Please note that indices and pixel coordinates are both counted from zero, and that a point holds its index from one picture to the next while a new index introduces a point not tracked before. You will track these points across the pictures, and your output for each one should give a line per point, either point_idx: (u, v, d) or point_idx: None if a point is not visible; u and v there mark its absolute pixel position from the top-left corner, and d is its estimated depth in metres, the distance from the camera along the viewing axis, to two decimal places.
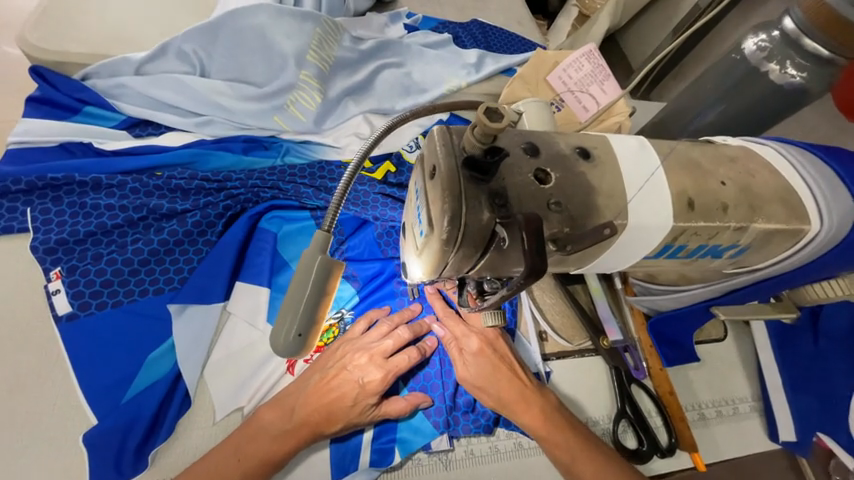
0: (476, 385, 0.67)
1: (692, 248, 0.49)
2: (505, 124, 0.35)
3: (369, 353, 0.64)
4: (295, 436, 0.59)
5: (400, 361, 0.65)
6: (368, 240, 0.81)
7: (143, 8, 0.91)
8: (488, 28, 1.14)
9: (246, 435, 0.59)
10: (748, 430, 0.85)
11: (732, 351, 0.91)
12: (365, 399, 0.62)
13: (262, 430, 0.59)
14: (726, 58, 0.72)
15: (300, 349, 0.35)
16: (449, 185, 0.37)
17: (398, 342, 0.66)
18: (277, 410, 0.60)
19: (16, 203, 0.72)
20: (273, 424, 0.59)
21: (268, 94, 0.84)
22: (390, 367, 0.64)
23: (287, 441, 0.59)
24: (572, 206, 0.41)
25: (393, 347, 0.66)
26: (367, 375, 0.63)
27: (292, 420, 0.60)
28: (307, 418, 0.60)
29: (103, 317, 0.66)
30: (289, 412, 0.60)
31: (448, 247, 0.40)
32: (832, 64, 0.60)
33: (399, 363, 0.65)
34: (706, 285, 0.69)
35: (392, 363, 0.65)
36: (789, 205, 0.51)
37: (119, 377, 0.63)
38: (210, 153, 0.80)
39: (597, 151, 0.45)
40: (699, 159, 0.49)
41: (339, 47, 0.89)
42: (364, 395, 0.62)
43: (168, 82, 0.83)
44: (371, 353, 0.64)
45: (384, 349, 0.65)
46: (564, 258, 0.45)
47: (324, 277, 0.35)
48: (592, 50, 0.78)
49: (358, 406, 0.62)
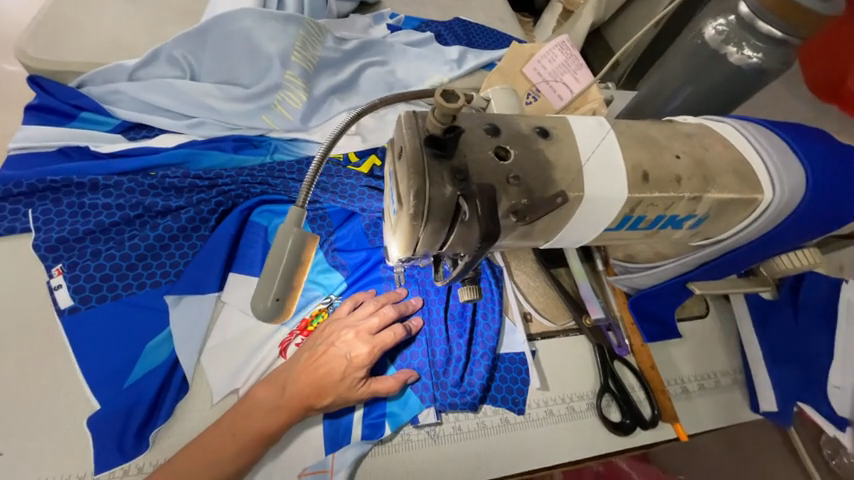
0: None
1: (651, 219, 0.53)
2: (461, 104, 0.39)
3: (356, 330, 0.68)
4: (286, 411, 0.63)
5: (385, 337, 0.69)
6: (356, 231, 0.84)
7: (135, 17, 0.96)
8: (470, 25, 1.18)
9: (241, 413, 0.63)
10: (731, 401, 0.87)
11: (714, 328, 0.93)
12: (353, 373, 0.66)
13: (256, 407, 0.63)
14: (689, 43, 0.74)
15: (279, 314, 0.38)
16: (413, 163, 0.41)
17: (383, 320, 0.70)
18: (270, 388, 0.65)
19: (18, 206, 0.76)
20: (266, 400, 0.64)
21: (256, 94, 0.88)
22: (376, 342, 0.68)
23: (280, 415, 0.63)
24: (530, 179, 0.44)
25: (379, 324, 0.70)
26: (354, 349, 0.67)
27: (284, 396, 0.64)
28: (297, 392, 0.64)
29: (105, 309, 0.70)
30: (281, 388, 0.64)
31: (416, 221, 0.43)
32: (787, 45, 0.65)
33: (385, 338, 0.69)
34: (677, 260, 0.71)
35: (378, 338, 0.69)
36: (742, 176, 0.54)
37: (120, 364, 0.67)
38: (201, 153, 0.84)
39: (555, 130, 0.49)
40: (655, 136, 0.53)
41: (323, 48, 0.93)
42: (352, 368, 0.66)
43: (160, 87, 0.87)
44: (358, 329, 0.68)
45: (370, 326, 0.69)
46: (527, 230, 0.49)
47: (299, 247, 0.38)
48: (565, 42, 0.83)
49: (347, 379, 0.66)
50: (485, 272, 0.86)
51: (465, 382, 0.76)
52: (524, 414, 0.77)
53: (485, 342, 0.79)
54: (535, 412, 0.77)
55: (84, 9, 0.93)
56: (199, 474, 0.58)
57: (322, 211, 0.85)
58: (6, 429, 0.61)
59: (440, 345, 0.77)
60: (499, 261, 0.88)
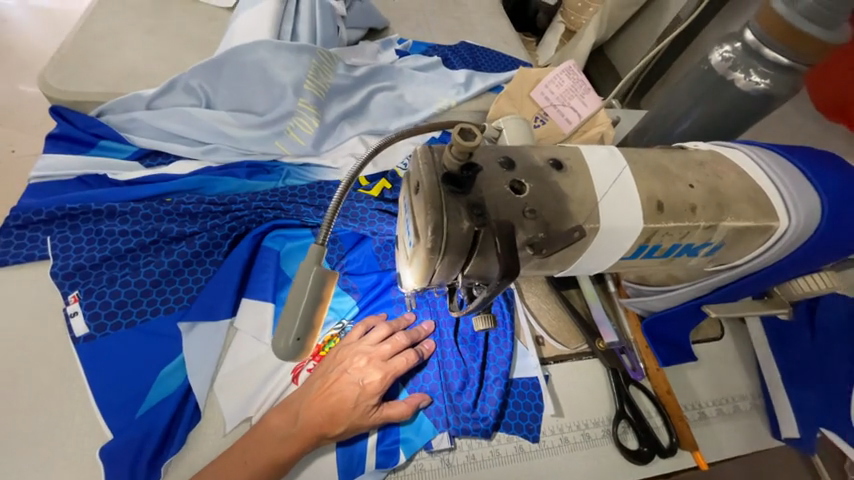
0: None
1: (667, 247, 0.52)
2: (478, 142, 0.39)
3: (368, 356, 0.68)
4: (299, 439, 0.62)
5: (398, 363, 0.69)
6: (367, 253, 0.85)
7: (152, 47, 0.99)
8: (475, 49, 1.21)
9: (254, 441, 0.62)
10: (750, 427, 0.85)
11: (730, 350, 0.92)
12: (366, 401, 0.65)
13: (269, 434, 0.62)
14: (696, 69, 0.75)
15: (300, 352, 0.38)
16: (431, 199, 0.41)
17: (395, 346, 0.70)
18: (283, 415, 0.64)
19: (37, 233, 0.77)
20: (280, 428, 0.63)
21: (269, 121, 0.90)
22: (389, 369, 0.68)
23: (293, 444, 0.62)
24: (546, 212, 0.45)
25: (391, 351, 0.70)
26: (366, 377, 0.66)
27: (297, 424, 0.63)
28: (310, 420, 0.63)
29: (120, 336, 0.70)
30: (294, 416, 0.64)
31: (433, 255, 0.43)
32: (793, 72, 0.66)
33: (398, 364, 0.69)
34: (691, 284, 0.71)
35: (391, 364, 0.68)
36: (757, 203, 0.54)
37: (133, 392, 0.67)
38: (216, 179, 0.86)
39: (569, 162, 0.49)
40: (668, 165, 0.53)
41: (334, 75, 0.95)
42: (365, 396, 0.65)
43: (177, 115, 0.90)
44: (370, 355, 0.68)
45: (382, 353, 0.69)
46: (543, 261, 0.49)
47: (319, 285, 0.38)
48: (572, 66, 0.84)
49: (360, 407, 0.65)
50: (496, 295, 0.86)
51: (478, 408, 0.75)
52: (538, 442, 0.75)
53: (498, 367, 0.78)
54: (549, 440, 0.75)
55: (105, 42, 0.97)
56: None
57: (333, 235, 0.86)
58: (19, 460, 0.61)
59: (452, 367, 0.77)
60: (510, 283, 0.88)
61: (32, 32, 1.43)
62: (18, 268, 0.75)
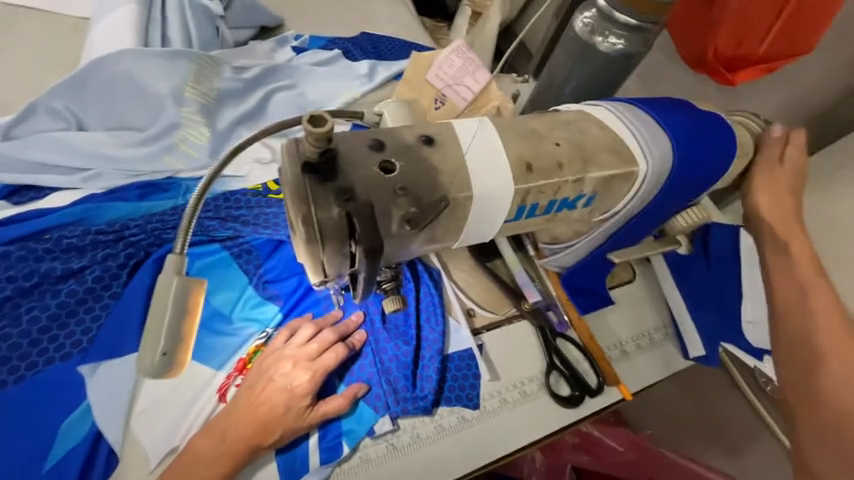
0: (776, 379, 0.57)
1: (545, 205, 0.56)
2: (330, 127, 0.40)
3: (294, 360, 0.68)
4: (229, 458, 0.61)
5: (327, 360, 0.69)
6: (286, 258, 0.80)
7: (6, 70, 0.88)
8: (378, 39, 1.20)
9: (181, 467, 0.61)
10: (664, 354, 0.94)
11: (641, 290, 0.99)
12: (297, 403, 0.66)
13: (196, 460, 0.61)
14: (566, 36, 0.80)
15: (173, 366, 0.37)
16: (295, 191, 0.42)
17: (321, 344, 0.70)
18: (208, 438, 0.63)
19: None
20: (206, 450, 0.62)
21: (153, 136, 0.84)
22: (317, 367, 0.68)
23: (223, 464, 0.61)
24: (418, 188, 0.46)
25: (318, 349, 0.70)
26: (294, 380, 0.67)
27: (224, 443, 0.62)
28: (239, 435, 0.62)
29: (9, 393, 0.64)
30: (221, 437, 0.63)
31: (313, 245, 0.43)
32: (643, 30, 0.73)
33: (327, 360, 0.69)
34: (590, 235, 0.77)
35: (320, 362, 0.69)
36: (618, 153, 0.60)
37: (34, 450, 0.61)
38: (102, 206, 0.78)
39: (440, 136, 0.51)
40: (537, 128, 0.57)
41: (221, 79, 0.90)
42: (295, 399, 0.66)
43: (43, 142, 0.81)
44: (296, 358, 0.68)
45: (308, 353, 0.69)
46: (430, 235, 0.51)
47: (183, 295, 0.37)
48: (460, 46, 0.88)
49: (292, 410, 0.65)
50: (423, 277, 0.86)
51: (416, 388, 0.76)
52: (479, 408, 0.78)
53: (431, 346, 0.79)
54: (489, 404, 0.79)
55: None
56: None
57: (246, 245, 0.81)
58: None
59: (388, 352, 0.77)
60: (435, 263, 0.90)
61: None
62: None
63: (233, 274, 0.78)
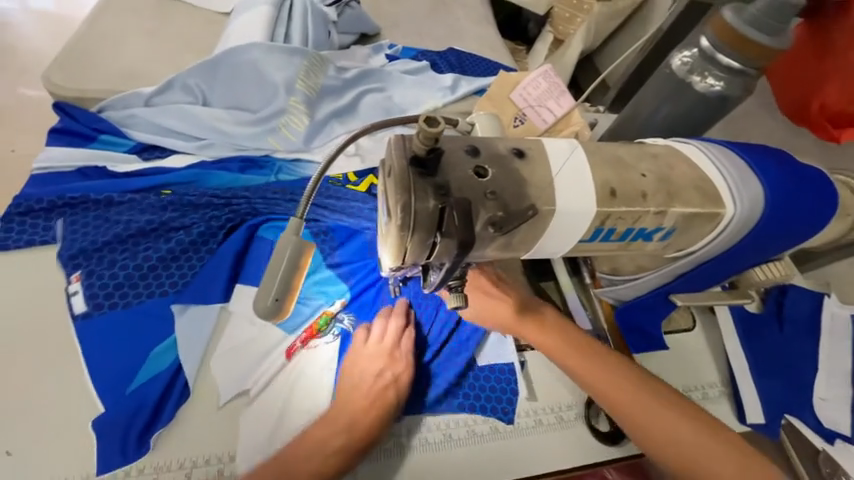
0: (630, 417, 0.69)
1: (622, 231, 0.57)
2: (442, 128, 0.44)
3: (380, 354, 0.73)
4: (362, 442, 0.66)
5: (404, 352, 0.75)
6: (359, 244, 0.87)
7: (154, 48, 1.05)
8: (464, 55, 1.27)
9: (299, 454, 0.64)
10: (719, 413, 0.86)
11: (700, 342, 0.94)
12: (380, 396, 0.70)
13: (318, 450, 0.64)
14: (659, 73, 0.79)
15: (278, 312, 0.43)
16: (400, 180, 0.46)
17: (397, 328, 0.76)
18: (328, 426, 0.66)
19: (38, 220, 0.81)
20: (325, 440, 0.65)
21: (263, 119, 0.95)
22: (403, 360, 0.74)
23: (352, 451, 0.65)
24: (505, 195, 0.49)
25: (394, 344, 0.75)
26: (380, 372, 0.71)
27: (349, 430, 0.66)
28: (358, 424, 0.67)
29: (113, 317, 0.74)
30: (339, 422, 0.67)
31: (404, 232, 0.47)
32: (744, 74, 0.71)
33: (403, 345, 0.75)
34: (656, 271, 0.74)
35: (398, 355, 0.74)
36: (704, 192, 0.59)
37: (126, 370, 0.70)
38: (210, 173, 0.90)
39: (530, 151, 0.54)
40: (623, 156, 0.58)
41: (325, 77, 1.00)
42: (382, 392, 0.70)
43: (175, 112, 0.94)
44: (380, 352, 0.73)
45: (387, 347, 0.74)
46: (507, 241, 0.54)
47: (297, 255, 0.43)
48: (548, 70, 0.92)
49: (387, 399, 0.70)
50: None
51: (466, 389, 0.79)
52: (513, 423, 0.79)
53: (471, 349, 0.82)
54: (523, 421, 0.79)
55: (109, 43, 1.03)
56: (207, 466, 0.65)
57: (327, 227, 0.89)
58: (14, 429, 0.65)
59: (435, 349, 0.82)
60: None
61: (42, 39, 1.51)
62: (18, 252, 0.79)
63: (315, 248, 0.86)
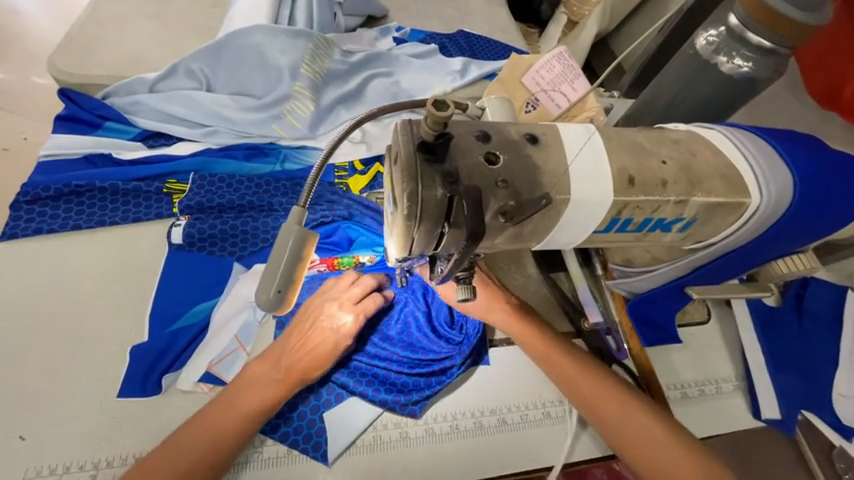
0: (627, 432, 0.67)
1: (639, 221, 0.55)
2: (451, 113, 0.42)
3: (338, 302, 0.71)
4: (285, 383, 0.65)
5: (368, 304, 0.71)
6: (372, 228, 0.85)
7: (157, 33, 1.03)
8: (473, 37, 1.22)
9: (241, 388, 0.65)
10: (732, 408, 0.85)
11: (715, 334, 0.91)
12: (343, 342, 0.69)
13: (253, 381, 0.65)
14: (682, 53, 0.75)
15: (281, 304, 0.42)
16: (406, 167, 0.44)
17: (363, 289, 0.72)
18: (265, 364, 0.67)
19: (46, 208, 0.81)
20: (264, 374, 0.66)
21: (267, 104, 0.93)
22: (360, 310, 0.71)
23: (278, 388, 0.65)
24: (517, 183, 0.47)
25: (361, 293, 0.72)
26: (339, 321, 0.69)
27: (280, 369, 0.66)
28: (293, 365, 0.66)
29: (160, 265, 0.80)
30: (276, 363, 0.67)
31: (410, 222, 0.46)
32: (775, 54, 0.66)
33: (368, 304, 0.71)
34: (671, 264, 0.72)
35: (361, 306, 0.71)
36: (729, 180, 0.56)
37: (169, 311, 0.76)
38: (215, 162, 0.89)
39: (544, 137, 0.51)
40: (643, 142, 0.55)
41: (331, 61, 0.98)
42: (341, 338, 0.69)
43: (179, 98, 0.93)
44: (340, 301, 0.71)
45: (352, 296, 0.71)
46: (518, 232, 0.51)
47: (300, 245, 0.41)
48: (561, 52, 0.85)
49: (339, 348, 0.68)
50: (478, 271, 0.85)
51: (429, 345, 0.77)
52: (522, 416, 0.74)
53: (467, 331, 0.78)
54: (532, 414, 0.75)
55: (113, 28, 1.01)
56: (202, 448, 0.60)
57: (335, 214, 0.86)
58: (24, 414, 0.65)
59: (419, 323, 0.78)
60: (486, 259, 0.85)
61: (48, 26, 1.50)
62: (27, 240, 0.80)
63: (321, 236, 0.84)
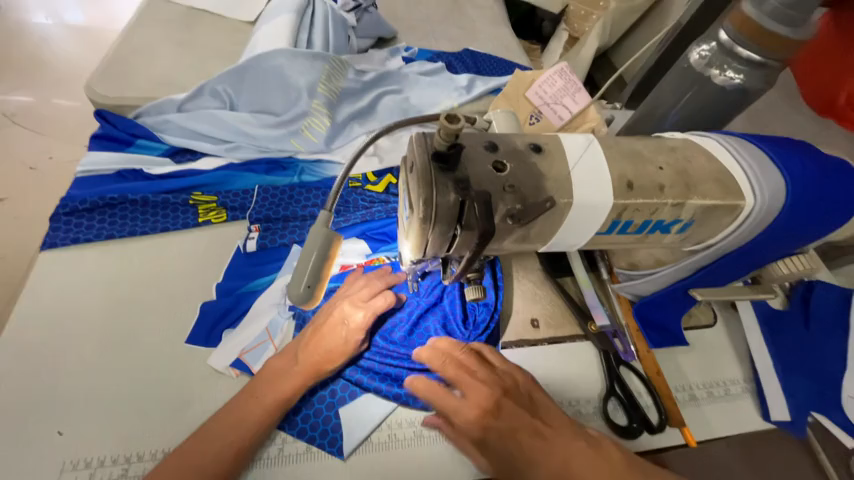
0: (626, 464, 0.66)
1: (639, 223, 0.58)
2: (462, 125, 0.46)
3: (350, 300, 0.75)
4: (302, 375, 0.70)
5: (378, 302, 0.74)
6: (390, 232, 0.91)
7: (185, 57, 1.11)
8: (479, 55, 1.29)
9: (262, 381, 0.69)
10: (741, 410, 0.85)
11: (721, 336, 0.93)
12: (354, 337, 0.72)
13: (274, 375, 0.70)
14: (676, 68, 0.80)
15: (309, 299, 0.46)
16: (422, 174, 0.49)
17: (373, 289, 0.76)
18: (283, 359, 0.71)
19: (81, 220, 0.87)
20: (281, 368, 0.70)
21: (286, 121, 0.99)
22: (370, 307, 0.74)
23: (295, 380, 0.69)
24: (523, 188, 0.51)
25: (370, 293, 0.76)
26: (351, 317, 0.73)
27: (297, 363, 0.70)
28: (309, 359, 0.70)
29: (189, 271, 0.85)
30: (294, 357, 0.71)
31: (425, 224, 0.50)
32: (765, 67, 0.70)
33: (377, 303, 0.74)
34: (674, 265, 0.75)
35: (371, 304, 0.74)
36: (724, 184, 0.59)
37: (196, 315, 0.80)
38: (238, 175, 0.96)
39: (547, 146, 0.56)
40: (640, 150, 0.59)
41: (345, 80, 1.04)
42: (351, 333, 0.72)
43: (205, 117, 1.00)
44: (352, 299, 0.75)
45: (362, 295, 0.75)
46: (525, 234, 0.55)
47: (326, 246, 0.46)
48: (563, 68, 0.91)
49: (350, 342, 0.72)
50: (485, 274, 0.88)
51: None
52: None
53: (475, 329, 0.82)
54: None
55: (145, 53, 1.09)
56: (226, 440, 0.64)
57: (354, 220, 0.92)
58: (59, 413, 0.69)
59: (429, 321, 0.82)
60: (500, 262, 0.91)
61: (81, 53, 1.61)
62: (64, 250, 0.85)
63: (343, 239, 0.90)
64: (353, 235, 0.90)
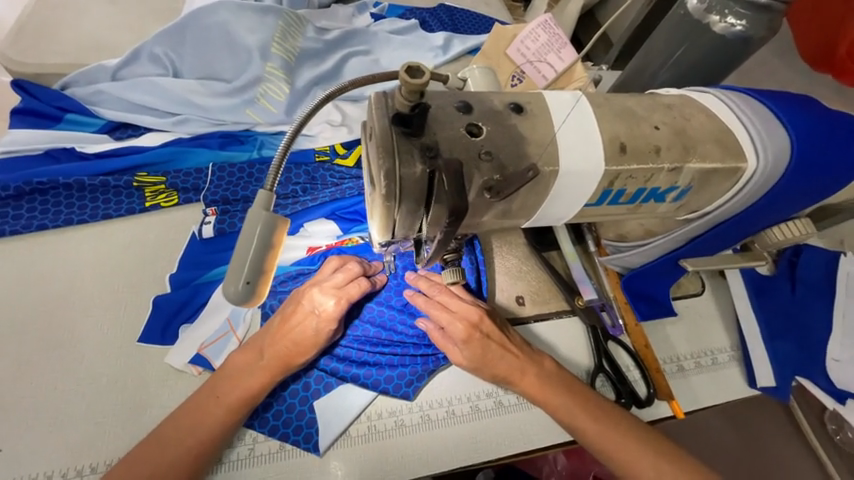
0: (600, 444, 0.66)
1: (632, 192, 0.52)
2: (427, 79, 0.38)
3: (320, 286, 0.67)
4: (268, 371, 0.63)
5: (352, 289, 0.67)
6: (360, 210, 0.82)
7: (117, 17, 0.96)
8: (455, 11, 1.16)
9: (224, 379, 0.63)
10: (727, 379, 0.84)
11: (710, 306, 0.90)
12: (326, 328, 0.65)
13: (237, 372, 0.63)
14: (672, 16, 0.71)
15: (251, 296, 0.39)
16: (382, 142, 0.41)
17: (348, 274, 0.68)
18: (248, 354, 0.64)
19: (6, 209, 0.77)
20: (246, 364, 0.64)
21: (238, 88, 0.88)
22: (343, 294, 0.66)
23: (261, 376, 0.63)
24: (502, 155, 0.44)
25: (344, 279, 0.68)
26: (321, 305, 0.65)
27: (263, 357, 0.64)
28: (276, 352, 0.64)
29: (136, 262, 0.76)
30: (259, 352, 0.64)
31: (390, 202, 0.43)
32: (769, 10, 0.64)
33: (351, 289, 0.67)
34: (667, 235, 0.69)
35: (345, 290, 0.67)
36: (724, 145, 0.53)
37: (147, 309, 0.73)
38: (187, 152, 0.85)
39: (530, 106, 0.48)
40: (634, 107, 0.52)
41: (303, 39, 0.92)
42: (323, 323, 0.65)
43: (142, 85, 0.87)
44: (323, 285, 0.67)
45: (335, 281, 0.67)
46: (505, 209, 0.49)
47: (269, 232, 0.39)
48: (548, 20, 0.80)
49: (321, 333, 0.65)
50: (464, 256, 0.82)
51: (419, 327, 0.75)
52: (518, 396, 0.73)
53: None
54: None
55: (66, 12, 0.94)
56: (187, 440, 0.59)
57: (323, 198, 0.83)
58: None
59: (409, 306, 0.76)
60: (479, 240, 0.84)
61: None
62: None
63: (307, 221, 0.81)
64: (321, 215, 0.82)
